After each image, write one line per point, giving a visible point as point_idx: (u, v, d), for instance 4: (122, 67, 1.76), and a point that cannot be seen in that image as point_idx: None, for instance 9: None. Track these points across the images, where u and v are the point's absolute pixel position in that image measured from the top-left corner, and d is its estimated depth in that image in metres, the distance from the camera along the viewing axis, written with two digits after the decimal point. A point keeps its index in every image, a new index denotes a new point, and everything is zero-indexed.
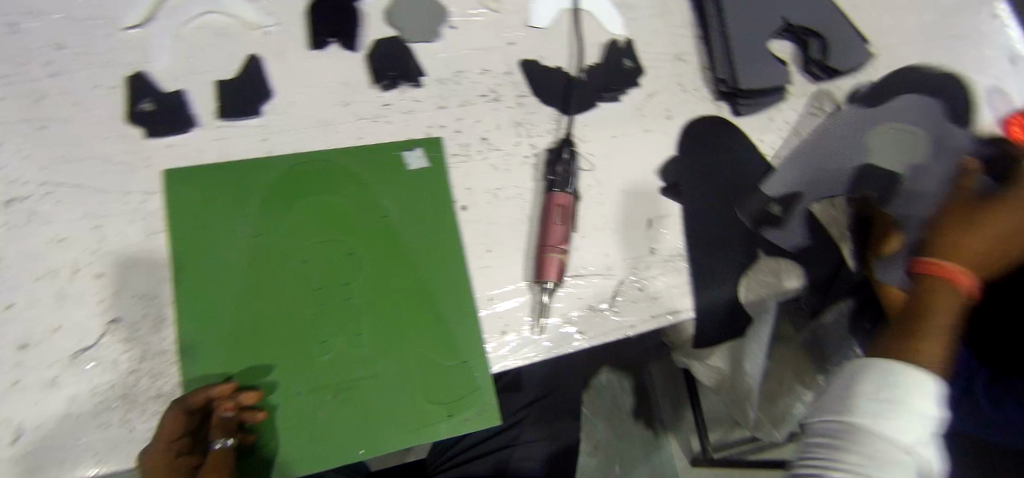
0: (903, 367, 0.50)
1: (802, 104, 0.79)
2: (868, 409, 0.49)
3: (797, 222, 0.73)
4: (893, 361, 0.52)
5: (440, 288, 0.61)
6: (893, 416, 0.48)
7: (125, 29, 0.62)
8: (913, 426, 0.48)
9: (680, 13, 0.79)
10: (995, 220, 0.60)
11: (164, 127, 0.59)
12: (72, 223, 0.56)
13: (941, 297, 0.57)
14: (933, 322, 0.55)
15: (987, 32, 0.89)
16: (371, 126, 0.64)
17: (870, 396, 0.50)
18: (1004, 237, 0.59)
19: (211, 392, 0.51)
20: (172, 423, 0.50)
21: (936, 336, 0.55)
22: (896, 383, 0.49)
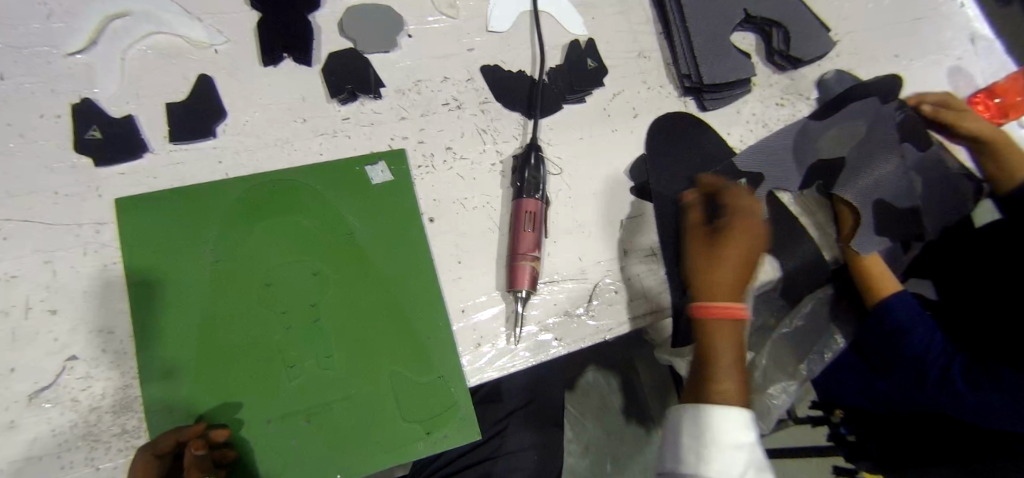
0: (711, 410, 0.54)
1: (767, 95, 0.80)
2: (696, 460, 0.54)
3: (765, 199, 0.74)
4: (699, 407, 0.55)
5: (412, 304, 0.59)
6: (722, 460, 0.53)
7: (69, 55, 0.60)
8: (733, 461, 0.53)
9: (642, 9, 0.78)
10: (727, 255, 0.57)
11: (113, 154, 0.57)
12: (21, 259, 0.53)
13: (722, 336, 0.56)
14: (719, 362, 0.56)
15: (945, 14, 0.90)
16: (331, 141, 0.62)
17: (700, 447, 0.54)
18: (748, 262, 0.57)
19: (180, 434, 0.50)
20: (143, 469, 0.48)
21: (727, 373, 0.56)
22: (714, 428, 0.54)
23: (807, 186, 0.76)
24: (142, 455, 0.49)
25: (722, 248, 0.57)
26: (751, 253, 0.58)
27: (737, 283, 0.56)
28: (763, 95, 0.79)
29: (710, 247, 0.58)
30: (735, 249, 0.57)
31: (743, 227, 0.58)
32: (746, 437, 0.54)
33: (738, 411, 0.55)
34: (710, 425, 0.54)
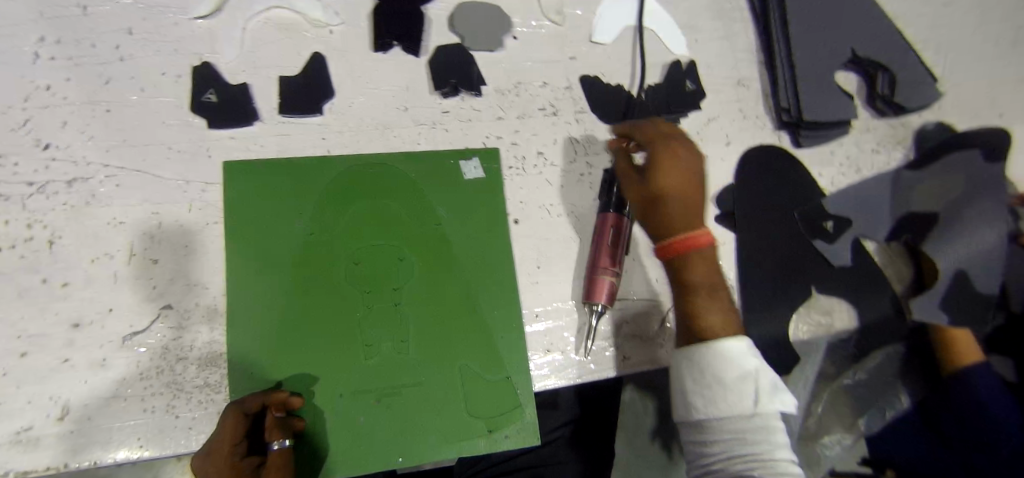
0: (711, 348, 0.54)
1: (863, 139, 0.77)
2: (707, 399, 0.54)
3: (848, 245, 0.72)
4: (700, 348, 0.55)
5: (488, 301, 0.60)
6: (731, 395, 0.53)
7: (194, 19, 0.61)
8: (744, 391, 0.53)
9: (746, 36, 0.77)
10: (670, 199, 0.57)
11: (226, 119, 0.59)
12: (131, 207, 0.56)
13: (694, 275, 0.58)
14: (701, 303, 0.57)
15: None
16: (430, 132, 0.63)
17: (705, 389, 0.54)
18: (693, 193, 0.57)
19: (265, 398, 0.51)
20: (231, 427, 0.49)
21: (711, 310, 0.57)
22: (713, 366, 0.54)
23: (896, 237, 0.74)
24: (230, 412, 0.50)
25: (657, 186, 0.57)
26: (686, 180, 0.57)
27: (688, 214, 0.57)
28: (859, 138, 0.77)
29: (659, 195, 0.57)
30: (667, 183, 0.57)
31: (669, 161, 0.57)
32: (749, 365, 0.54)
33: (726, 344, 0.54)
34: (708, 364, 0.54)
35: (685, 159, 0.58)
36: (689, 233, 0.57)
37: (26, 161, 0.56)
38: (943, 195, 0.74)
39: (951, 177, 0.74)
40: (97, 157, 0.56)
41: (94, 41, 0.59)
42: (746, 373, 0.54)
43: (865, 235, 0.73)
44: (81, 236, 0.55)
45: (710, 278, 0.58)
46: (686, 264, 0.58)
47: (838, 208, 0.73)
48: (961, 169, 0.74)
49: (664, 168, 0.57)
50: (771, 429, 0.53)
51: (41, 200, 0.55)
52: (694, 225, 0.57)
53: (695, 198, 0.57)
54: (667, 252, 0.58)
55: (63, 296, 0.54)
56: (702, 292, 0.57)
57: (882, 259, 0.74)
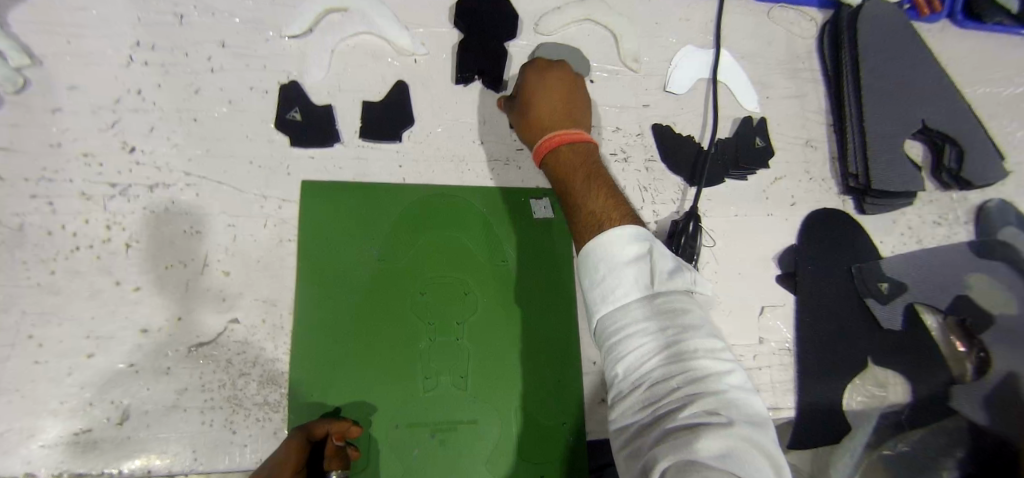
0: (601, 240, 0.47)
1: (926, 210, 0.77)
2: (605, 300, 0.46)
3: (901, 310, 0.70)
4: (593, 241, 0.48)
5: (548, 345, 0.59)
6: (625, 289, 0.45)
7: (287, 38, 0.61)
8: (638, 282, 0.45)
9: (815, 98, 0.78)
10: (535, 107, 0.59)
11: (309, 139, 0.59)
12: (208, 217, 0.56)
13: (568, 169, 0.55)
14: (579, 193, 0.53)
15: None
16: (503, 169, 0.63)
17: (602, 288, 0.46)
18: (560, 101, 0.59)
19: (332, 427, 0.51)
20: (294, 454, 0.48)
21: (589, 198, 0.52)
22: (606, 259, 0.47)
23: (952, 313, 0.72)
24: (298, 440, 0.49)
25: (526, 100, 0.59)
26: (558, 95, 0.59)
27: (554, 117, 0.58)
28: (921, 210, 0.77)
29: (529, 105, 0.59)
30: (542, 98, 0.59)
31: (535, 76, 0.60)
32: (636, 249, 0.46)
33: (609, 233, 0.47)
34: (599, 256, 0.47)
35: (561, 80, 0.60)
36: (556, 131, 0.57)
37: (110, 162, 0.55)
38: (995, 287, 0.74)
39: (1001, 270, 0.75)
40: (179, 164, 0.57)
41: (187, 50, 0.59)
42: (640, 259, 0.46)
43: (920, 301, 0.71)
44: (157, 243, 0.55)
45: (587, 171, 0.55)
46: (557, 160, 0.56)
47: (896, 272, 0.72)
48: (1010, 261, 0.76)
49: (540, 88, 0.60)
50: (685, 330, 0.43)
51: (121, 203, 0.55)
52: (566, 125, 0.57)
53: (563, 107, 0.59)
54: (541, 152, 0.57)
55: (135, 301, 0.53)
56: (576, 178, 0.54)
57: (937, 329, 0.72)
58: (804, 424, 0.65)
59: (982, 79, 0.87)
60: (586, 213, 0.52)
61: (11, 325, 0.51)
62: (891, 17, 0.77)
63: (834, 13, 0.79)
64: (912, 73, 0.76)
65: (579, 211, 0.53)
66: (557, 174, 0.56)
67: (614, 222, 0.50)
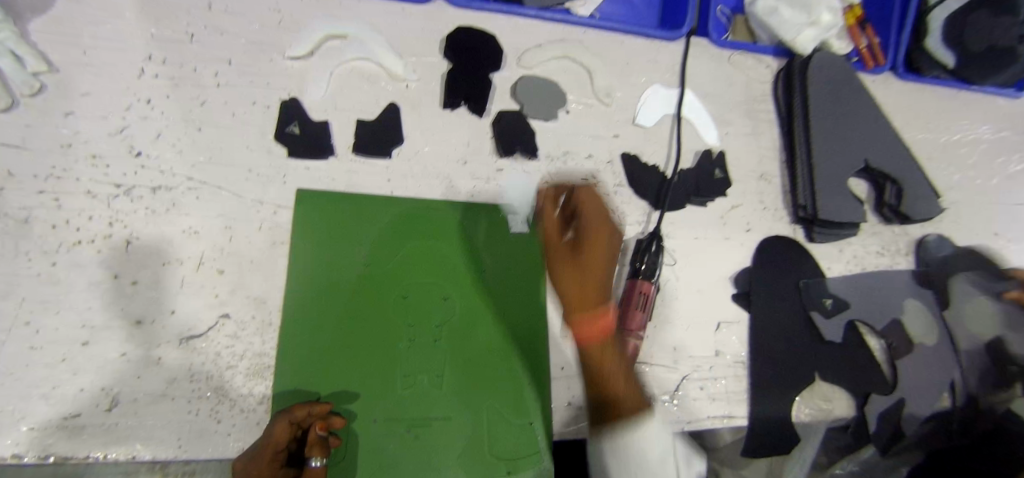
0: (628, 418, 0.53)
1: (870, 241, 0.85)
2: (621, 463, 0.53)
3: (841, 326, 0.77)
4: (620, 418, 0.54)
5: (520, 350, 0.64)
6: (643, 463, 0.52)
7: (289, 59, 0.67)
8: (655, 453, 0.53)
9: (770, 136, 0.85)
10: (586, 267, 0.56)
11: (306, 152, 0.64)
12: (206, 219, 0.60)
13: (605, 355, 0.54)
14: (616, 382, 0.54)
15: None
16: (484, 186, 0.69)
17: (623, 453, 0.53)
18: (610, 254, 0.58)
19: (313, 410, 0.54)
20: (279, 433, 0.52)
21: (625, 393, 0.54)
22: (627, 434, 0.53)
23: (889, 332, 0.79)
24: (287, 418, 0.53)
25: (584, 257, 0.57)
26: (609, 255, 0.58)
27: (597, 286, 0.56)
28: (865, 240, 0.84)
29: (585, 258, 0.56)
30: (596, 259, 0.56)
31: (598, 236, 0.58)
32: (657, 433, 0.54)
33: (644, 425, 0.53)
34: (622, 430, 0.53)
35: (614, 237, 0.59)
36: (598, 306, 0.54)
37: (117, 165, 0.59)
38: (926, 316, 0.81)
39: (932, 300, 0.82)
40: (181, 168, 0.61)
41: (196, 65, 0.64)
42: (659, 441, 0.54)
43: (860, 317, 0.78)
44: (157, 240, 0.58)
45: (617, 350, 0.55)
46: (592, 347, 0.54)
47: (837, 290, 0.79)
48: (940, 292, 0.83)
49: (599, 241, 0.58)
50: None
51: (125, 202, 0.59)
52: (606, 302, 0.55)
53: (607, 258, 0.58)
54: (584, 321, 0.54)
55: (132, 293, 0.57)
56: (611, 362, 0.54)
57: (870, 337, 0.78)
58: (756, 433, 0.70)
59: (919, 127, 0.97)
60: (621, 406, 0.54)
61: (11, 311, 0.54)
62: (838, 68, 0.86)
63: (788, 62, 0.88)
64: (855, 117, 0.85)
65: (607, 402, 0.54)
66: (590, 353, 0.54)
67: (645, 417, 0.53)
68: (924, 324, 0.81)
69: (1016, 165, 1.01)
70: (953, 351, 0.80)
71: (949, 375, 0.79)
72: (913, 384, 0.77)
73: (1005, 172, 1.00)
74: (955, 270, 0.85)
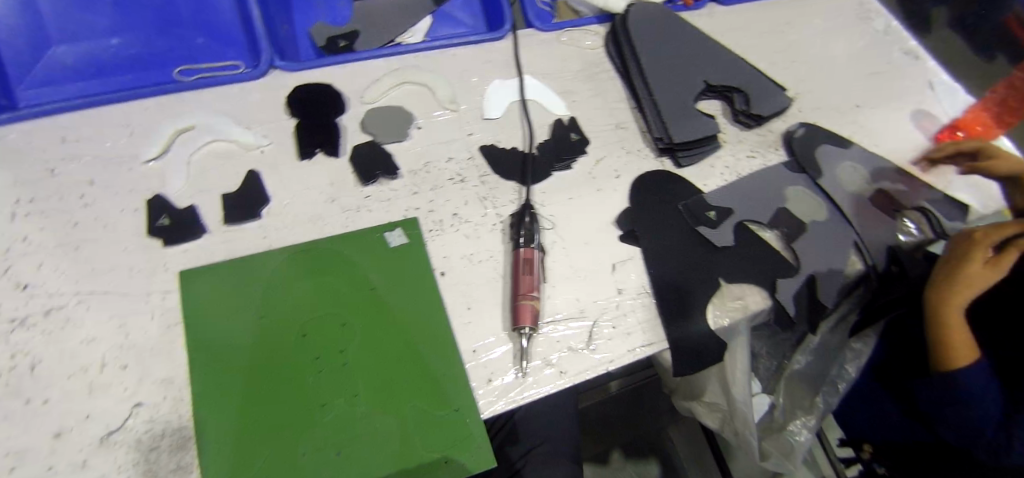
0: None
1: (737, 148, 0.90)
2: None
3: (731, 229, 0.82)
4: None
5: (429, 348, 0.67)
6: None
7: (146, 162, 0.73)
8: None
9: (616, 89, 0.92)
10: None
11: (179, 236, 0.69)
12: (100, 323, 0.64)
13: None
14: None
15: (884, 82, 1.05)
16: (356, 215, 0.74)
17: None
18: None
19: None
20: None
21: None
22: None
23: (777, 222, 0.84)
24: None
25: None
26: None
27: None
28: (734, 150, 0.90)
29: None
30: None
31: None
32: None
33: None
34: None
35: None
36: None
37: (7, 302, 0.64)
38: (807, 200, 0.87)
39: (807, 183, 0.88)
40: (69, 287, 0.65)
41: (63, 195, 0.70)
42: None
43: (745, 217, 0.83)
44: (59, 357, 0.62)
45: None
46: None
47: (718, 200, 0.84)
48: (812, 172, 0.89)
49: None
50: None
51: (21, 332, 0.63)
52: None
53: None
54: None
55: (45, 411, 0.59)
56: None
57: (762, 231, 0.83)
58: (681, 351, 0.73)
59: (755, 38, 1.04)
60: None
61: None
62: (655, 14, 0.94)
63: (611, 24, 0.96)
64: (683, 49, 0.92)
65: None
66: None
67: None
68: (808, 205, 0.86)
69: (857, 43, 1.09)
70: (840, 221, 0.86)
71: (850, 238, 0.84)
72: (815, 257, 0.82)
73: (850, 51, 1.08)
74: (820, 149, 0.91)
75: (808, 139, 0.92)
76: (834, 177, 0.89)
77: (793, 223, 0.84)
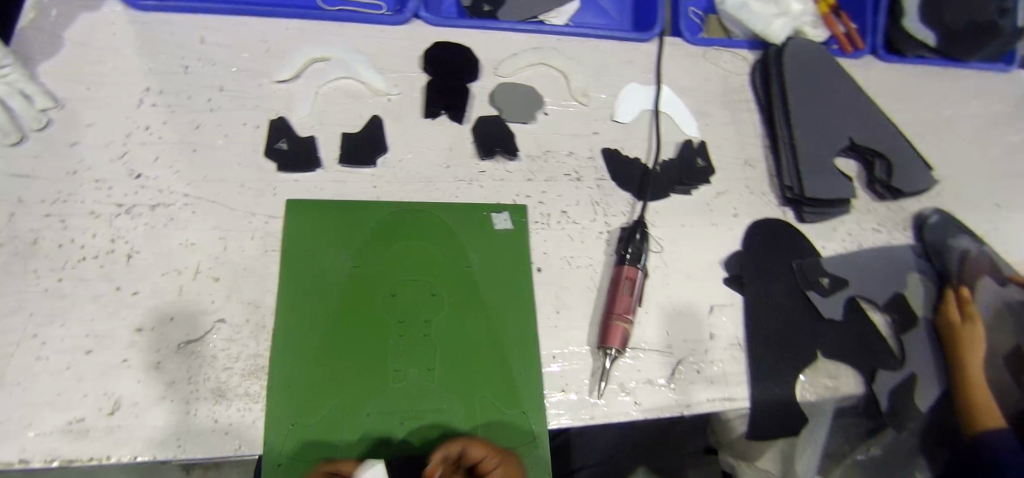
0: None
1: (865, 218, 0.84)
2: None
3: (841, 302, 0.77)
4: None
5: (511, 341, 0.65)
6: None
7: (277, 82, 0.72)
8: None
9: (751, 124, 0.86)
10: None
11: (294, 165, 0.68)
12: (202, 230, 0.63)
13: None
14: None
15: None
16: (467, 187, 0.71)
17: None
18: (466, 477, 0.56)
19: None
20: None
21: None
22: None
23: (890, 307, 0.79)
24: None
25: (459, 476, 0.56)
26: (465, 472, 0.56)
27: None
28: (860, 218, 0.84)
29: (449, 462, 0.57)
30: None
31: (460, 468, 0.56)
32: None
33: None
34: None
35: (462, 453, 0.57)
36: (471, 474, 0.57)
37: (118, 186, 0.64)
38: (923, 293, 0.81)
39: (927, 275, 0.82)
40: (179, 187, 0.65)
41: (191, 95, 0.69)
42: None
43: (858, 293, 0.78)
44: (155, 253, 0.62)
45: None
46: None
47: (834, 267, 0.79)
48: (936, 265, 0.82)
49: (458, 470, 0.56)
50: None
51: (125, 220, 0.62)
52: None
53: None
54: None
55: (133, 303, 0.59)
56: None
57: (871, 312, 0.78)
58: (760, 415, 0.69)
59: (908, 105, 0.96)
60: None
61: (20, 325, 0.56)
62: (813, 54, 0.86)
63: (763, 53, 0.89)
64: (837, 97, 0.85)
65: None
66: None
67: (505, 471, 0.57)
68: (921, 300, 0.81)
69: (1013, 137, 1.00)
70: None
71: None
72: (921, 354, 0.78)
73: (1003, 144, 0.99)
74: (951, 241, 0.84)
75: (940, 228, 0.84)
76: (962, 275, 0.81)
77: (903, 314, 0.79)
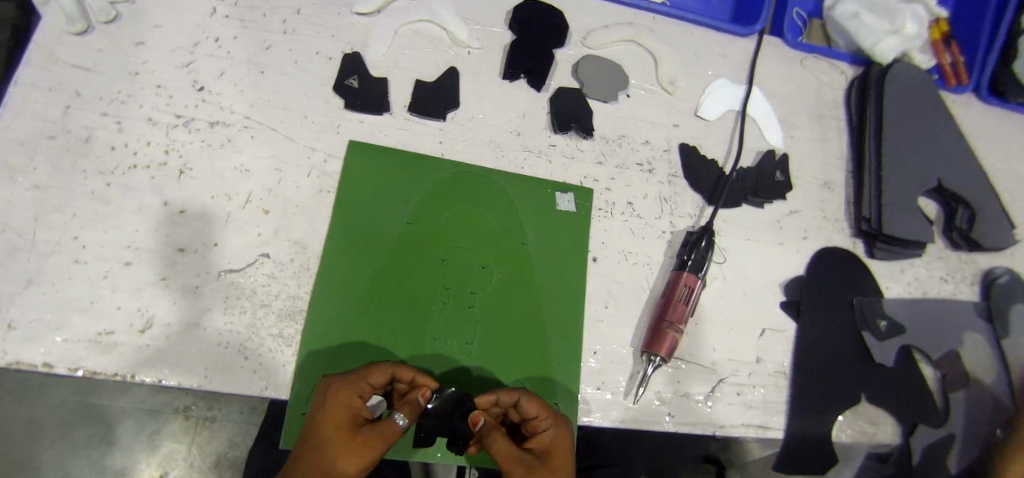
0: None
1: (936, 264, 0.79)
2: None
3: (895, 349, 0.73)
4: None
5: (554, 330, 0.62)
6: None
7: (355, 14, 0.67)
8: None
9: (838, 144, 0.81)
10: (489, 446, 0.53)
11: (361, 104, 0.64)
12: (258, 158, 0.60)
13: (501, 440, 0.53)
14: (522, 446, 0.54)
15: None
16: (534, 160, 0.68)
17: None
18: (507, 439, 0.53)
19: (417, 377, 0.55)
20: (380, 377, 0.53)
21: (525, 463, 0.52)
22: None
23: (945, 363, 0.74)
24: (388, 366, 0.54)
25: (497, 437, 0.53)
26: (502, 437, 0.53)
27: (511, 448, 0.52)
28: (931, 264, 0.79)
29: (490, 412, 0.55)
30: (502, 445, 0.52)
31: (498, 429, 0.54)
32: None
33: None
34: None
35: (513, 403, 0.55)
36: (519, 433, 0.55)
37: (179, 96, 0.61)
38: (981, 355, 0.75)
39: (989, 337, 0.77)
40: (241, 107, 0.62)
41: (267, 12, 0.65)
42: None
43: (914, 342, 0.74)
44: (207, 173, 0.59)
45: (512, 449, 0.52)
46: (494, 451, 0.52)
47: (895, 311, 0.74)
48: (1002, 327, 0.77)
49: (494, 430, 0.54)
50: None
51: (182, 133, 0.60)
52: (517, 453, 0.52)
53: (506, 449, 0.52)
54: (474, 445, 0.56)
55: (179, 221, 0.57)
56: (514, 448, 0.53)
57: (921, 364, 0.75)
58: (788, 448, 0.67)
59: (1005, 152, 0.89)
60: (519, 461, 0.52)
61: (61, 224, 0.54)
62: (919, 80, 0.79)
63: (865, 70, 0.82)
64: (936, 131, 0.79)
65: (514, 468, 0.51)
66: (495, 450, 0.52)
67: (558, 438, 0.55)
68: (978, 360, 0.75)
69: None
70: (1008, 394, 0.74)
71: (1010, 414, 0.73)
72: (968, 420, 0.73)
73: None
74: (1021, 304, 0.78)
75: (1014, 289, 0.79)
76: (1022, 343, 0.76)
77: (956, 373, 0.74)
